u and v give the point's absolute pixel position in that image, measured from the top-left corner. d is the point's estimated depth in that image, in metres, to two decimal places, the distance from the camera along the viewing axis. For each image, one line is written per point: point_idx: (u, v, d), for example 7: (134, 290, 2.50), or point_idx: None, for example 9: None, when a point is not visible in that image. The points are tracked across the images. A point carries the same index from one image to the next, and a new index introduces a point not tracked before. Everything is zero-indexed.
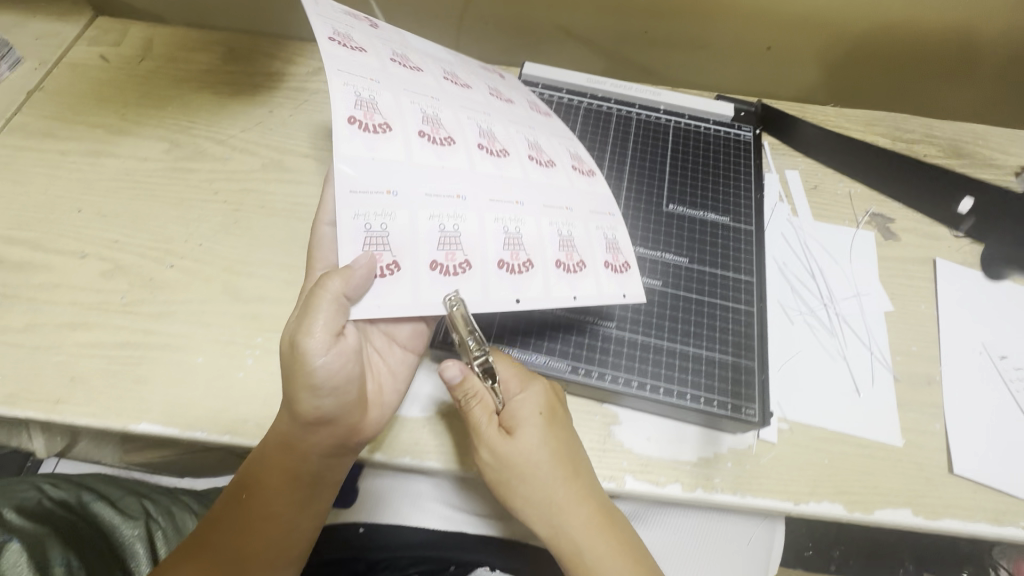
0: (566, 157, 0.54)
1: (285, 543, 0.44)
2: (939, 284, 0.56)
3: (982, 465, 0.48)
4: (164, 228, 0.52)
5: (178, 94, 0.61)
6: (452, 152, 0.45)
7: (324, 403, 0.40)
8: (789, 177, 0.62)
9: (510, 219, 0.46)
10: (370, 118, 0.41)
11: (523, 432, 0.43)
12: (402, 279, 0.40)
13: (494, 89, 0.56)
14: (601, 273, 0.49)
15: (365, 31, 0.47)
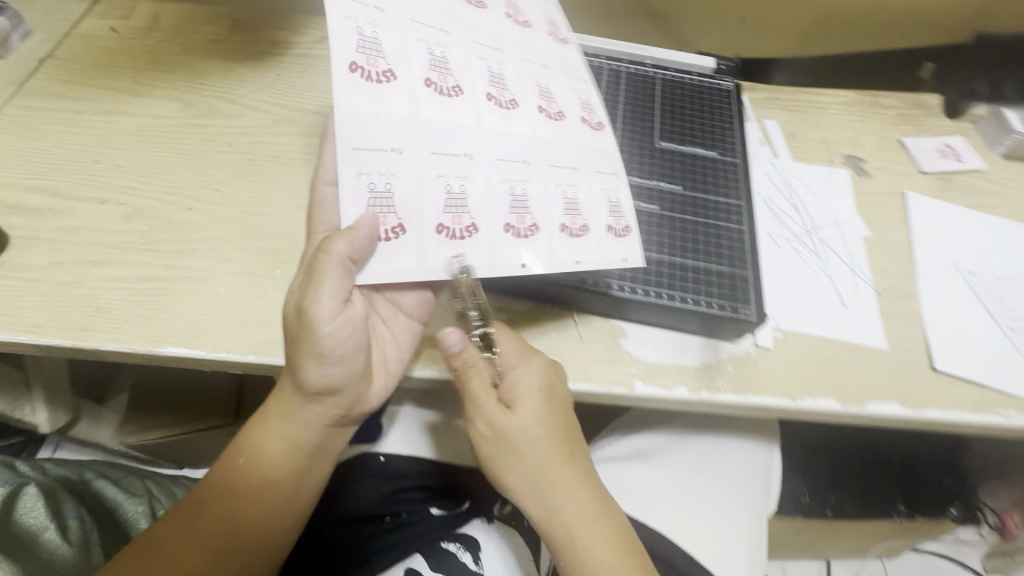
0: (576, 108, 0.51)
1: (283, 509, 0.48)
2: (910, 211, 0.62)
3: (960, 362, 0.51)
4: (180, 176, 0.56)
5: (188, 61, 0.66)
6: (459, 105, 0.45)
7: (330, 369, 0.44)
8: (768, 126, 0.68)
9: (517, 181, 0.45)
10: (374, 64, 0.41)
11: (523, 406, 0.43)
12: (407, 243, 0.41)
13: (512, 9, 0.53)
14: (607, 237, 0.48)
15: None
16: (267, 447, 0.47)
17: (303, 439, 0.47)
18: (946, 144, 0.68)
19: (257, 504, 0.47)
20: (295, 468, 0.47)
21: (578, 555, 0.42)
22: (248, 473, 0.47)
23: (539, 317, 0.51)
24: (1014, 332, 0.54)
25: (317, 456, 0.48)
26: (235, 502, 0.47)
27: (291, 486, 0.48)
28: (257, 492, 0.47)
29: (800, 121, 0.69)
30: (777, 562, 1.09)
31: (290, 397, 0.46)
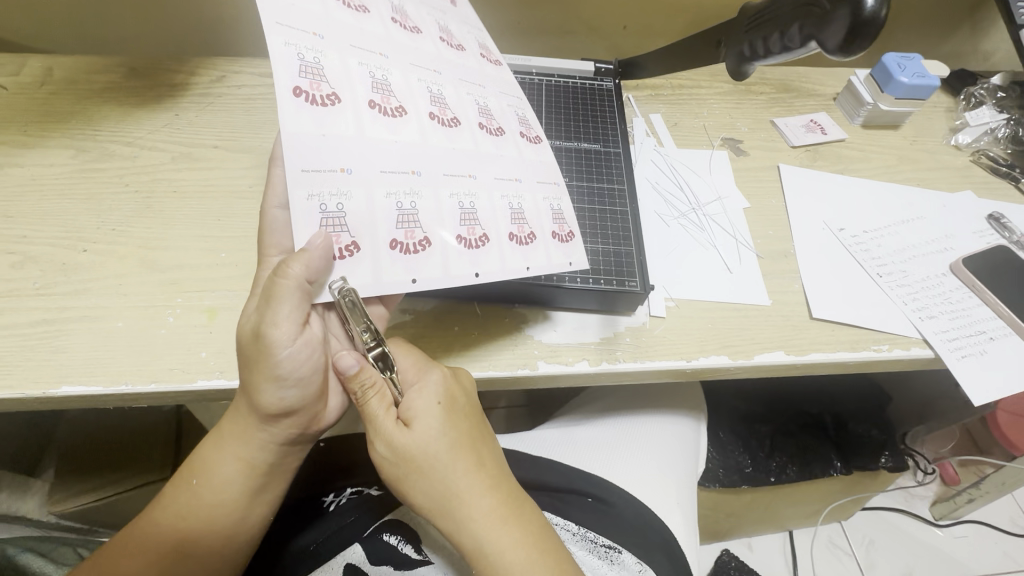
0: (514, 124, 0.53)
1: (233, 531, 0.45)
2: (785, 182, 0.67)
3: (835, 307, 0.56)
4: (76, 219, 0.56)
5: (83, 109, 0.67)
6: (405, 125, 0.45)
7: (287, 391, 0.42)
8: (652, 119, 0.73)
9: (464, 194, 0.46)
10: (318, 89, 0.40)
11: (421, 418, 0.41)
12: (362, 261, 0.40)
13: (444, 34, 0.54)
14: (555, 244, 0.48)
15: None
16: (221, 467, 0.45)
17: (258, 458, 0.45)
18: (811, 120, 0.75)
19: (208, 525, 0.44)
20: (249, 491, 0.45)
21: (490, 567, 0.40)
22: (200, 494, 0.45)
23: (445, 315, 0.53)
24: (881, 276, 0.59)
25: (272, 476, 0.46)
26: (187, 522, 0.44)
27: (246, 508, 0.46)
28: (205, 512, 0.44)
29: (682, 112, 0.75)
30: (742, 539, 1.11)
31: (242, 414, 0.44)
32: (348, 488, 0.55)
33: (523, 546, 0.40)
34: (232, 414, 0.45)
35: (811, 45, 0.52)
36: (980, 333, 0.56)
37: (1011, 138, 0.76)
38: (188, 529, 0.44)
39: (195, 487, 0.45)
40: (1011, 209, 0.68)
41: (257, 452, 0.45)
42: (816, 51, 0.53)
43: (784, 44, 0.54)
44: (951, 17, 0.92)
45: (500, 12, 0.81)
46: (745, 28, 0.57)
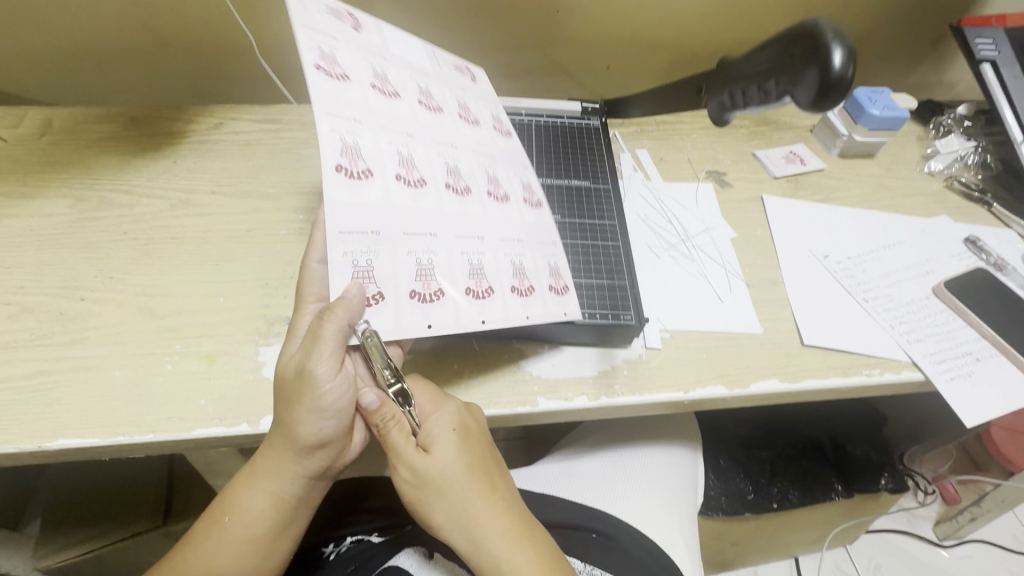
0: (517, 189, 0.55)
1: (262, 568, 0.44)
2: (769, 212, 0.70)
3: (825, 333, 0.57)
4: (73, 268, 0.57)
5: (81, 158, 0.68)
6: (425, 195, 0.46)
7: (323, 425, 0.42)
8: (638, 154, 0.76)
9: (473, 251, 0.47)
10: (354, 165, 0.43)
11: (438, 444, 0.41)
12: (386, 311, 0.41)
13: (463, 110, 0.57)
14: (551, 297, 0.49)
15: (345, 47, 0.48)
16: (251, 502, 0.43)
17: (288, 494, 0.44)
18: (791, 152, 0.78)
19: (238, 562, 0.43)
20: (277, 526, 0.44)
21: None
22: (231, 531, 0.43)
23: (443, 353, 0.53)
24: (868, 301, 0.61)
25: (298, 513, 0.45)
26: (218, 560, 0.43)
27: (274, 544, 0.44)
28: (236, 550, 0.43)
29: (667, 147, 0.77)
30: (747, 568, 1.09)
31: (274, 449, 0.43)
32: (348, 537, 0.54)
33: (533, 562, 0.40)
34: (264, 449, 0.44)
35: (787, 100, 0.53)
36: (966, 355, 0.57)
37: (980, 165, 0.79)
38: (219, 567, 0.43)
39: (226, 523, 0.44)
40: (986, 231, 0.71)
41: (288, 487, 0.44)
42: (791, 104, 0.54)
43: (763, 96, 0.55)
44: (915, 52, 0.97)
45: (489, 57, 0.85)
46: (732, 77, 0.58)
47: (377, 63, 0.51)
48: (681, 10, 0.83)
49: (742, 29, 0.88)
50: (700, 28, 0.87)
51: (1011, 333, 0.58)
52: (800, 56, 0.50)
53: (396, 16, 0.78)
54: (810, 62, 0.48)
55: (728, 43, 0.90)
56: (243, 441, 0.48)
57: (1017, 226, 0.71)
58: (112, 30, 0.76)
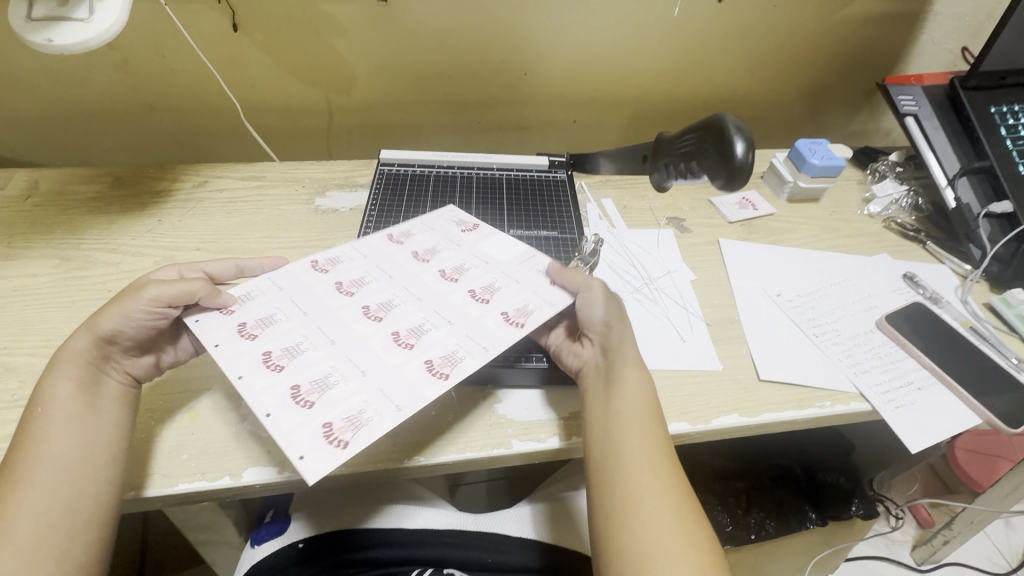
0: (434, 353, 0.47)
1: (91, 445, 0.43)
2: (725, 255, 0.75)
3: (779, 368, 0.62)
4: (58, 326, 0.58)
5: (67, 218, 0.70)
6: (341, 302, 0.51)
7: (122, 328, 0.46)
8: (604, 203, 0.81)
9: (312, 341, 0.47)
10: (326, 265, 0.55)
11: (596, 294, 0.53)
12: (221, 322, 0.47)
13: (476, 292, 0.54)
14: (314, 432, 0.40)
15: (429, 228, 0.62)
16: (57, 388, 0.44)
17: (93, 381, 0.45)
18: (743, 198, 0.85)
19: (69, 442, 0.42)
20: (90, 409, 0.44)
21: (613, 389, 0.48)
22: (49, 418, 0.43)
23: None
24: (818, 336, 0.66)
25: (109, 400, 0.46)
26: (45, 447, 0.41)
27: (92, 426, 0.44)
28: (57, 429, 0.42)
29: (630, 196, 0.83)
30: None
31: (75, 337, 0.46)
32: None
33: (636, 383, 0.48)
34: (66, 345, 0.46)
35: (704, 177, 0.59)
36: (909, 385, 0.62)
37: (913, 207, 0.87)
38: (48, 452, 0.41)
39: (41, 413, 0.43)
40: (922, 268, 0.77)
41: (92, 375, 0.46)
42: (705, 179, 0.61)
43: (687, 173, 0.61)
44: (852, 105, 1.07)
45: (463, 115, 0.91)
46: (667, 150, 0.64)
47: (439, 244, 0.60)
48: (639, 71, 0.91)
49: (693, 87, 0.96)
50: (656, 87, 0.94)
51: (946, 362, 0.63)
52: (714, 143, 0.56)
53: (374, 81, 0.84)
54: (718, 155, 0.55)
55: (683, 99, 0.98)
56: (225, 494, 0.49)
57: (949, 262, 0.78)
58: (101, 96, 0.80)
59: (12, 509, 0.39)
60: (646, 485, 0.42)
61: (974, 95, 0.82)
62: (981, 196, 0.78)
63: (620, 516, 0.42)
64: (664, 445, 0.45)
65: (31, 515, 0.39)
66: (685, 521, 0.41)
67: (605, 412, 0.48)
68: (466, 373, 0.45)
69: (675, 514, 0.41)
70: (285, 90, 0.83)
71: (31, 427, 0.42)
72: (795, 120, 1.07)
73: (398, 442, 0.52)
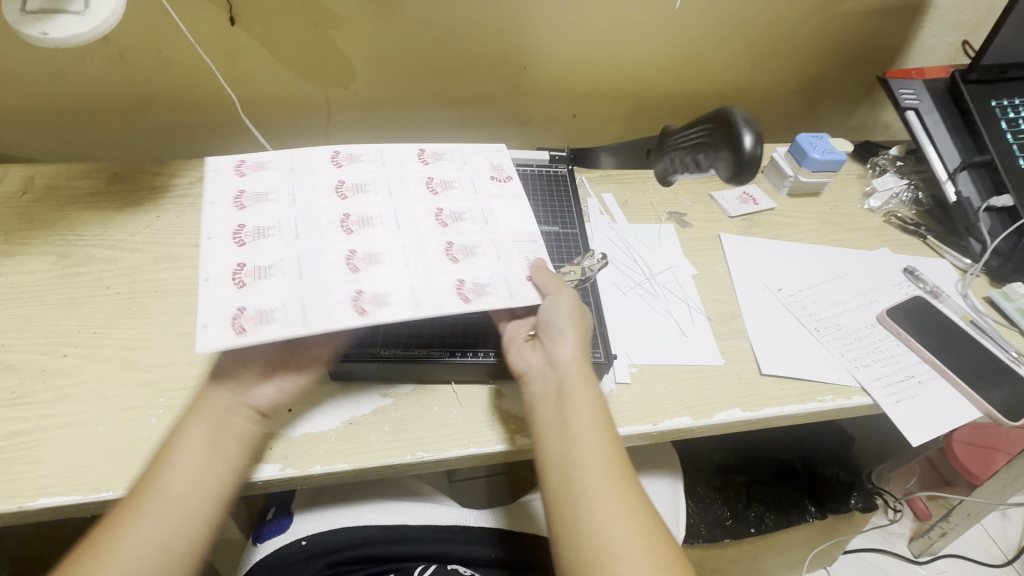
0: (374, 288, 0.47)
1: (203, 486, 0.42)
2: (726, 250, 0.75)
3: (781, 362, 0.62)
4: (56, 324, 0.58)
5: (64, 214, 0.70)
6: (331, 202, 0.54)
7: (234, 355, 0.47)
8: (605, 198, 0.81)
9: (280, 227, 0.50)
10: (342, 159, 0.57)
11: (564, 300, 0.50)
12: (228, 184, 0.53)
13: (451, 247, 0.53)
14: (229, 310, 0.44)
15: (454, 167, 0.61)
16: (192, 424, 0.44)
17: (221, 419, 0.45)
18: (744, 192, 0.85)
19: (188, 479, 0.42)
20: (212, 448, 0.44)
21: (566, 407, 0.44)
22: (177, 450, 0.43)
23: (421, 395, 0.55)
24: (819, 330, 0.66)
25: (233, 440, 0.45)
26: (168, 480, 0.41)
27: (210, 465, 0.43)
28: (179, 465, 0.42)
29: (631, 190, 0.83)
30: None
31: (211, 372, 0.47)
32: None
33: (591, 398, 0.44)
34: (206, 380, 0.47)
35: (711, 169, 0.59)
36: (910, 378, 0.62)
37: (913, 201, 0.87)
38: (170, 486, 0.41)
39: (172, 445, 0.43)
40: (922, 262, 0.77)
41: (221, 411, 0.45)
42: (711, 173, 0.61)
43: (692, 167, 0.61)
44: (852, 99, 1.07)
45: (463, 109, 0.90)
46: (671, 144, 0.64)
47: (457, 182, 0.59)
48: (639, 65, 0.91)
49: (693, 81, 0.96)
50: (656, 80, 0.94)
51: (947, 356, 0.63)
52: (721, 138, 0.56)
53: (374, 75, 0.83)
54: (724, 145, 0.55)
55: (683, 93, 0.97)
56: None
57: (949, 256, 0.78)
58: (98, 91, 0.79)
59: (126, 540, 0.39)
60: (604, 512, 0.39)
61: (976, 89, 0.81)
62: (981, 190, 0.78)
63: (580, 556, 0.38)
64: (624, 464, 0.42)
65: (138, 550, 0.39)
66: (659, 556, 0.38)
67: (557, 436, 0.43)
68: (385, 319, 0.46)
69: (646, 539, 0.38)
70: (283, 84, 0.82)
71: (161, 457, 0.43)
72: (795, 114, 1.07)
73: (399, 437, 0.52)
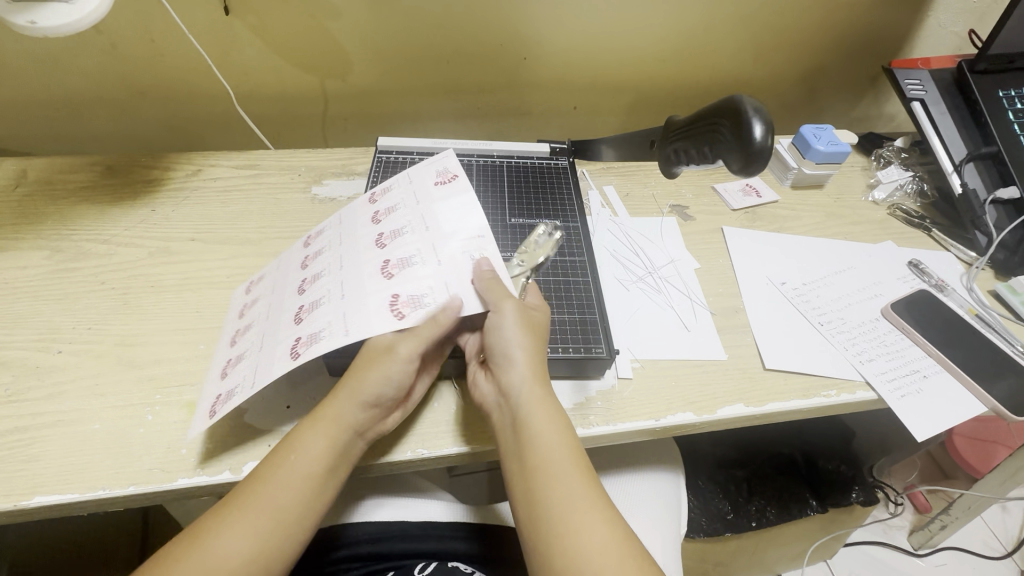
0: (310, 329, 0.47)
1: (301, 514, 0.42)
2: (729, 243, 0.74)
3: (784, 357, 0.61)
4: (51, 319, 0.57)
5: (58, 208, 0.69)
6: (295, 272, 0.55)
7: (387, 388, 0.46)
8: (606, 191, 0.80)
9: (256, 315, 0.54)
10: (309, 234, 0.59)
11: (507, 317, 0.47)
12: (233, 301, 0.59)
13: (388, 265, 0.51)
14: (209, 403, 0.48)
15: (401, 186, 0.59)
16: (313, 441, 0.44)
17: (344, 446, 0.45)
18: (747, 184, 0.84)
19: (293, 501, 0.42)
20: (330, 473, 0.44)
21: (525, 432, 0.43)
22: (290, 467, 0.42)
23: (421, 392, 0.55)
24: (823, 325, 0.65)
25: (344, 468, 0.45)
26: (275, 498, 0.41)
27: (317, 491, 0.43)
28: (290, 485, 0.42)
29: (632, 183, 0.82)
30: None
31: (341, 392, 0.45)
32: None
33: (550, 418, 0.44)
34: (332, 397, 0.46)
35: (721, 162, 0.57)
36: (915, 373, 0.61)
37: (918, 193, 0.86)
38: (276, 504, 0.41)
39: (288, 459, 0.43)
40: (928, 255, 0.76)
41: (346, 439, 0.45)
42: (721, 163, 0.60)
43: (701, 158, 0.60)
44: (855, 90, 1.05)
45: (462, 101, 0.89)
46: (679, 134, 0.62)
47: (402, 202, 0.57)
48: (641, 55, 0.89)
49: (696, 72, 0.95)
50: (658, 72, 0.93)
51: (952, 350, 0.63)
52: (729, 130, 0.54)
53: (371, 66, 0.82)
54: (734, 140, 0.53)
55: (686, 84, 0.96)
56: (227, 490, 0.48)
57: (955, 249, 0.77)
58: (91, 84, 0.78)
59: (218, 550, 0.39)
60: (587, 528, 0.39)
61: (983, 79, 0.80)
62: (988, 182, 0.77)
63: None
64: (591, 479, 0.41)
65: (230, 565, 0.38)
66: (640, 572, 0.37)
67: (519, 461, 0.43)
68: (314, 354, 0.44)
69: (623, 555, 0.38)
70: (279, 75, 0.81)
71: (272, 470, 0.42)
72: (798, 105, 1.06)
73: (398, 433, 0.52)
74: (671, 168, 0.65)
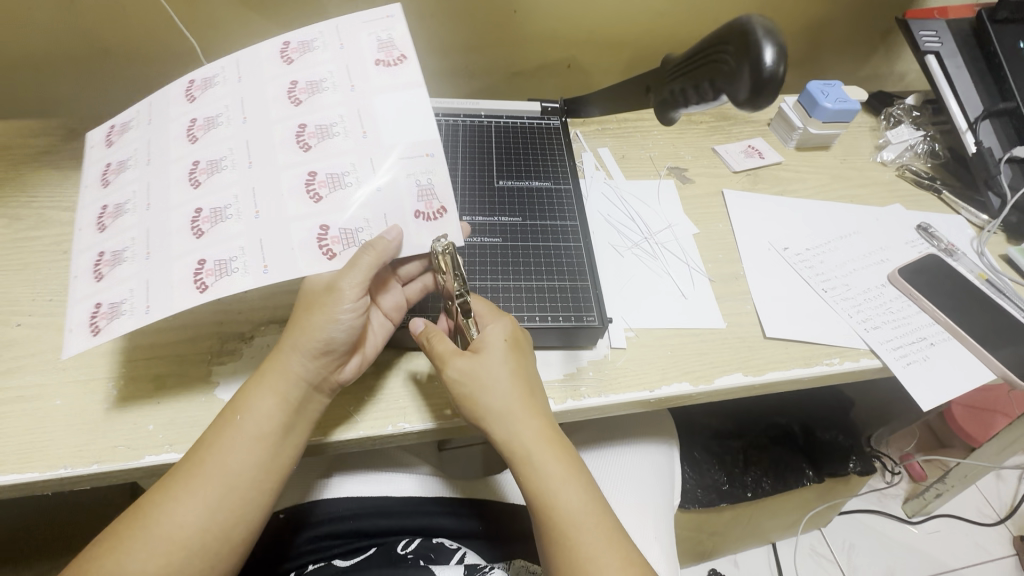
0: (218, 254, 0.44)
1: (256, 476, 0.41)
2: (728, 207, 0.70)
3: (785, 325, 0.58)
4: (9, 291, 0.54)
5: (17, 175, 0.64)
6: (183, 148, 0.49)
7: (335, 329, 0.43)
8: (600, 153, 0.75)
9: (133, 199, 0.48)
10: (195, 90, 0.51)
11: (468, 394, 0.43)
12: (96, 165, 0.51)
13: (313, 180, 0.47)
14: (88, 309, 0.44)
15: (320, 53, 0.51)
16: (262, 401, 0.42)
17: (296, 400, 0.43)
18: (749, 146, 0.79)
19: (247, 464, 0.40)
20: (285, 430, 0.42)
21: (536, 492, 0.42)
22: (241, 429, 0.41)
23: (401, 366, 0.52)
24: (827, 291, 0.62)
25: (301, 422, 0.44)
26: (227, 462, 0.40)
27: (275, 450, 0.42)
28: (240, 448, 0.41)
29: (628, 144, 0.77)
30: (727, 556, 1.10)
31: (289, 346, 0.44)
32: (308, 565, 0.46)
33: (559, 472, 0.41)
34: (282, 351, 0.44)
35: (723, 99, 0.52)
36: (921, 340, 0.58)
37: (929, 154, 0.82)
38: (228, 468, 0.40)
39: (237, 421, 0.42)
40: (937, 219, 0.73)
41: (297, 391, 0.43)
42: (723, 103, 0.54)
43: (702, 96, 0.54)
44: (865, 46, 1.00)
45: (449, 58, 0.83)
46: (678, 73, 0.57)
47: (328, 78, 0.50)
48: (639, 7, 0.83)
49: (697, 26, 0.89)
50: (657, 24, 0.87)
51: (962, 316, 0.60)
52: (734, 56, 0.49)
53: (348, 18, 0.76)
54: (741, 64, 0.48)
55: (686, 41, 0.90)
56: None
57: (966, 212, 0.74)
58: (43, 37, 0.72)
59: (172, 517, 0.38)
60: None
61: (1003, 29, 0.75)
62: (1004, 140, 0.73)
63: None
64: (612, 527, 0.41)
65: (183, 531, 0.38)
66: None
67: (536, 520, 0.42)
68: (225, 290, 0.43)
69: None
70: (250, 30, 0.75)
71: (222, 433, 0.41)
72: (804, 62, 1.00)
73: (376, 408, 0.49)
74: (668, 112, 0.60)
